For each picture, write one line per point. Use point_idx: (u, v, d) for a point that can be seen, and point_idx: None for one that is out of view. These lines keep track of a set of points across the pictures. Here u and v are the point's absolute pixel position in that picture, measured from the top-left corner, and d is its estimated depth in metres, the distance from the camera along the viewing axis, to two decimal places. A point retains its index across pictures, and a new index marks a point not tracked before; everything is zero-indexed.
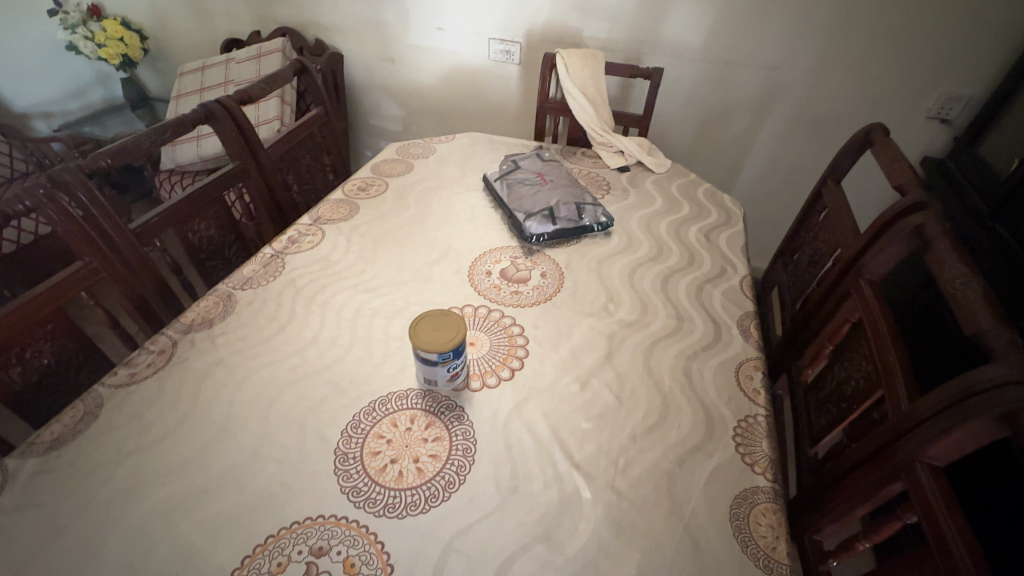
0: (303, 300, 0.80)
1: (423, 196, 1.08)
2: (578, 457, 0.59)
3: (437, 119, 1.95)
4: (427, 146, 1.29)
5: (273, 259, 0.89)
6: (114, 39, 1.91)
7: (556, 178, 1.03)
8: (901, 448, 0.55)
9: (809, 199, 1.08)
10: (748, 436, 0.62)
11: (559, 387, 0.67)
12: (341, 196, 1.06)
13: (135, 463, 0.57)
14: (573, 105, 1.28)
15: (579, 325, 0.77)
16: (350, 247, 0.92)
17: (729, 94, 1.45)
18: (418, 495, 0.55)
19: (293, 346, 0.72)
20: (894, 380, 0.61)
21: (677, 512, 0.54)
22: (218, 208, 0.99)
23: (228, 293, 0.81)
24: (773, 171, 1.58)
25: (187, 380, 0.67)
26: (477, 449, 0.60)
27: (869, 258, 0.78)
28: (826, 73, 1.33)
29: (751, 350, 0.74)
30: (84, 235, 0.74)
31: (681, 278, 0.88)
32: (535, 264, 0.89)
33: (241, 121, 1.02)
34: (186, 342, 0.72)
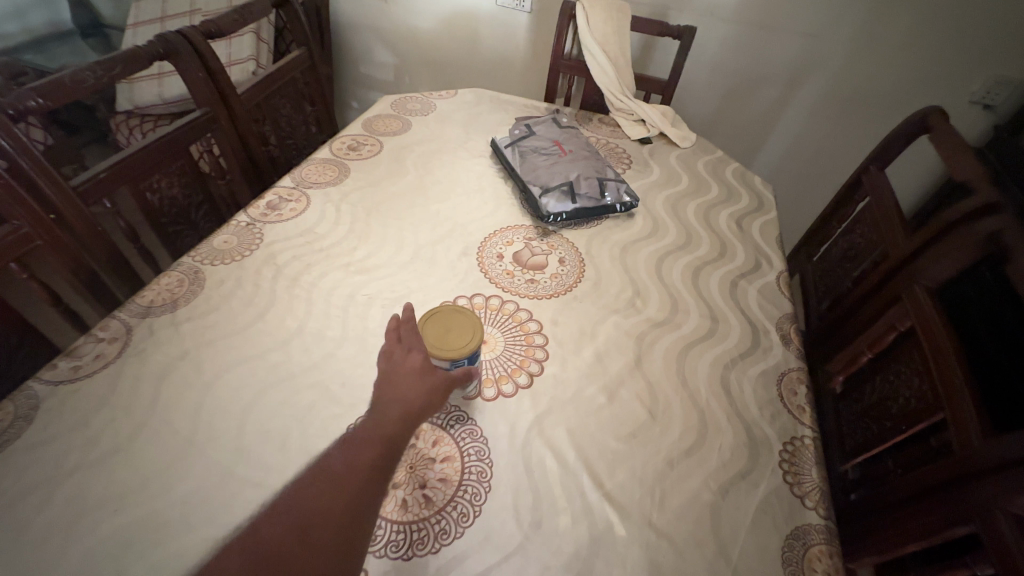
0: (285, 281, 0.69)
1: (422, 160, 0.95)
2: (610, 485, 0.51)
3: (433, 70, 1.77)
4: (426, 101, 1.14)
5: (249, 228, 0.76)
6: None
7: (575, 148, 0.91)
8: (978, 490, 0.48)
9: (846, 186, 0.99)
10: (795, 463, 0.56)
11: (584, 398, 0.59)
12: (328, 155, 0.93)
13: (80, 484, 0.47)
14: (592, 63, 1.14)
15: (604, 323, 0.68)
16: (340, 217, 0.80)
17: (760, 61, 1.34)
18: (426, 530, 0.47)
19: (274, 338, 0.62)
20: (961, 407, 0.55)
21: (722, 555, 0.48)
22: (182, 163, 0.84)
23: (195, 269, 0.69)
24: (794, 150, 1.49)
25: (145, 377, 0.56)
26: (494, 473, 0.51)
27: (927, 261, 0.70)
28: (867, 44, 1.22)
29: (793, 358, 0.67)
30: (10, 192, 0.60)
31: (713, 271, 0.79)
32: (552, 248, 0.79)
33: (209, 58, 0.86)
34: (144, 329, 0.60)
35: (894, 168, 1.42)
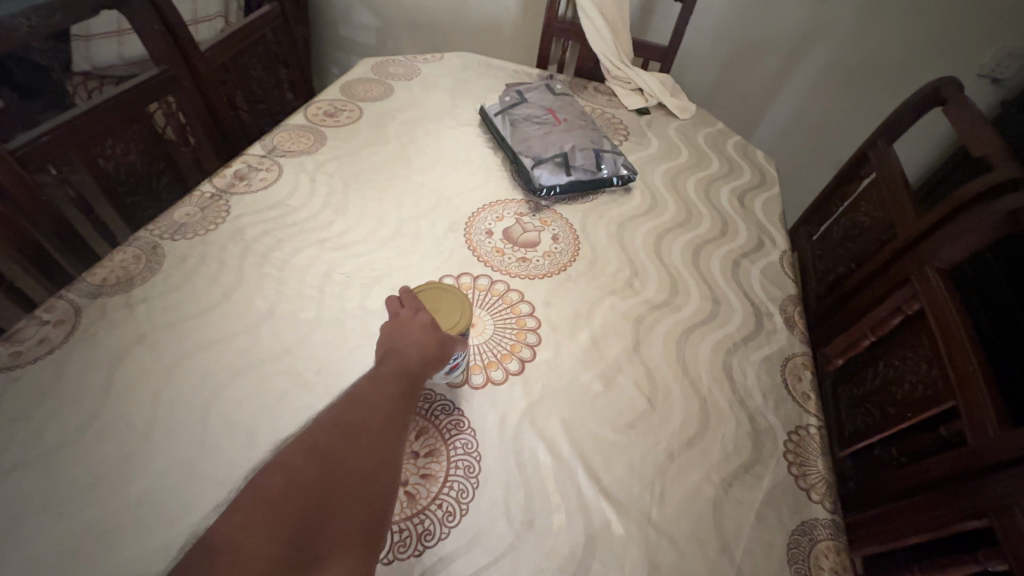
0: (253, 259, 0.63)
1: (406, 128, 0.88)
2: (606, 479, 0.48)
3: (418, 32, 1.67)
4: (409, 64, 1.06)
5: (214, 200, 0.69)
6: None
7: (570, 117, 0.85)
8: (994, 485, 0.46)
9: (852, 162, 0.94)
10: (801, 454, 0.53)
11: (579, 386, 0.55)
12: (303, 121, 0.85)
13: (18, 485, 0.42)
14: (588, 26, 1.07)
15: (600, 305, 0.64)
16: (315, 189, 0.74)
17: (763, 29, 1.28)
18: (408, 531, 0.43)
19: (240, 321, 0.56)
20: (974, 395, 0.52)
21: (726, 553, 0.45)
22: (138, 127, 0.76)
23: (153, 244, 0.62)
24: (794, 124, 1.45)
25: (94, 364, 0.50)
26: (482, 468, 0.47)
27: (939, 241, 0.66)
28: (875, 12, 1.17)
29: (797, 343, 0.64)
30: None
31: (714, 250, 0.75)
32: (545, 224, 0.74)
33: (166, 10, 0.78)
34: (95, 310, 0.55)
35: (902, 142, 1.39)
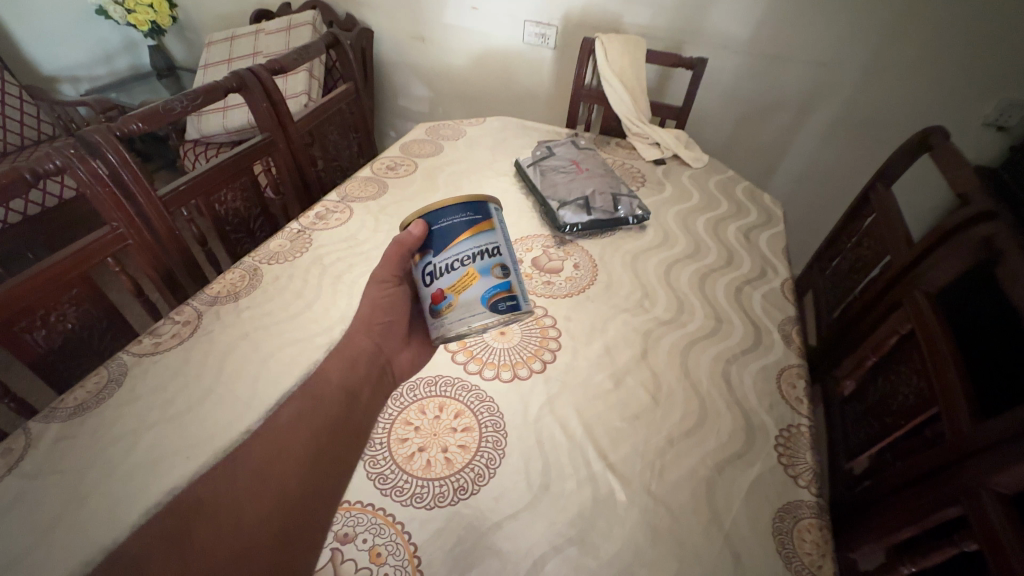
0: (329, 279, 0.78)
1: (452, 178, 1.05)
2: (613, 457, 0.57)
3: (464, 101, 1.93)
4: (457, 127, 1.26)
5: (300, 234, 0.87)
6: (144, 6, 1.99)
7: (592, 166, 0.99)
8: (964, 471, 0.51)
9: (854, 203, 1.02)
10: (791, 447, 0.59)
11: (594, 383, 0.65)
12: (369, 174, 1.04)
13: (158, 435, 0.56)
14: (609, 92, 1.24)
15: (614, 320, 0.74)
16: (378, 227, 0.90)
17: (772, 91, 1.46)
18: (446, 487, 0.53)
19: (319, 325, 0.71)
20: (953, 398, 0.57)
21: (716, 522, 0.52)
22: (245, 179, 0.97)
23: (254, 267, 0.79)
24: (809, 172, 1.59)
25: (212, 352, 0.65)
26: (508, 443, 0.57)
27: (924, 268, 0.73)
28: (876, 73, 1.33)
29: (794, 356, 0.71)
30: (113, 200, 0.73)
31: (719, 277, 0.84)
32: (568, 255, 0.86)
33: (273, 91, 1.00)
34: (211, 315, 0.70)
35: (900, 183, 1.53)
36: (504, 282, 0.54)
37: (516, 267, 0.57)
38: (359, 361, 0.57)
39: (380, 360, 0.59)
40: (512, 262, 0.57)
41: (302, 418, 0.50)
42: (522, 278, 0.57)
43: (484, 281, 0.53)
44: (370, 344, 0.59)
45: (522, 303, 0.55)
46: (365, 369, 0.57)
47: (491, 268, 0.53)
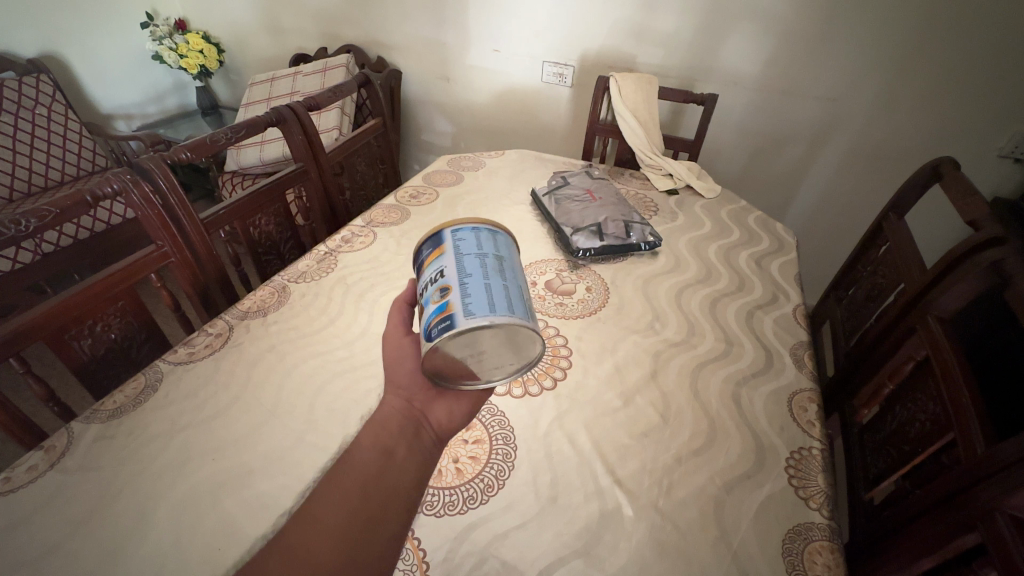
0: (352, 297, 0.83)
1: (471, 206, 1.10)
2: (621, 473, 0.57)
3: (485, 136, 2.02)
4: (477, 159, 1.33)
5: (326, 256, 0.92)
6: (195, 51, 2.18)
7: (605, 195, 1.03)
8: (979, 495, 0.50)
9: (867, 232, 1.03)
10: (801, 470, 0.59)
11: (603, 400, 0.66)
12: (393, 202, 1.10)
13: (188, 437, 0.59)
14: (623, 126, 1.29)
15: (624, 341, 0.76)
16: (400, 250, 0.95)
17: (783, 125, 1.50)
18: (457, 495, 0.54)
19: (341, 339, 0.74)
20: (966, 424, 0.56)
21: (724, 539, 0.52)
22: (278, 205, 1.04)
23: (283, 285, 0.84)
24: (825, 203, 1.61)
25: (241, 362, 0.69)
26: (517, 455, 0.59)
27: (934, 292, 0.72)
28: (886, 106, 1.36)
29: (806, 380, 0.71)
30: (160, 221, 0.79)
31: (730, 302, 0.85)
32: (580, 278, 0.89)
33: (308, 126, 1.08)
34: (242, 328, 0.75)
35: (913, 214, 1.54)
36: (442, 302, 0.44)
37: (472, 281, 0.44)
38: (389, 423, 0.48)
39: (414, 417, 0.49)
40: (470, 275, 0.44)
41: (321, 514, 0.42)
42: (475, 291, 0.43)
43: (424, 311, 0.45)
44: (399, 402, 0.50)
45: (458, 320, 0.41)
46: (396, 428, 0.48)
47: (431, 295, 0.45)
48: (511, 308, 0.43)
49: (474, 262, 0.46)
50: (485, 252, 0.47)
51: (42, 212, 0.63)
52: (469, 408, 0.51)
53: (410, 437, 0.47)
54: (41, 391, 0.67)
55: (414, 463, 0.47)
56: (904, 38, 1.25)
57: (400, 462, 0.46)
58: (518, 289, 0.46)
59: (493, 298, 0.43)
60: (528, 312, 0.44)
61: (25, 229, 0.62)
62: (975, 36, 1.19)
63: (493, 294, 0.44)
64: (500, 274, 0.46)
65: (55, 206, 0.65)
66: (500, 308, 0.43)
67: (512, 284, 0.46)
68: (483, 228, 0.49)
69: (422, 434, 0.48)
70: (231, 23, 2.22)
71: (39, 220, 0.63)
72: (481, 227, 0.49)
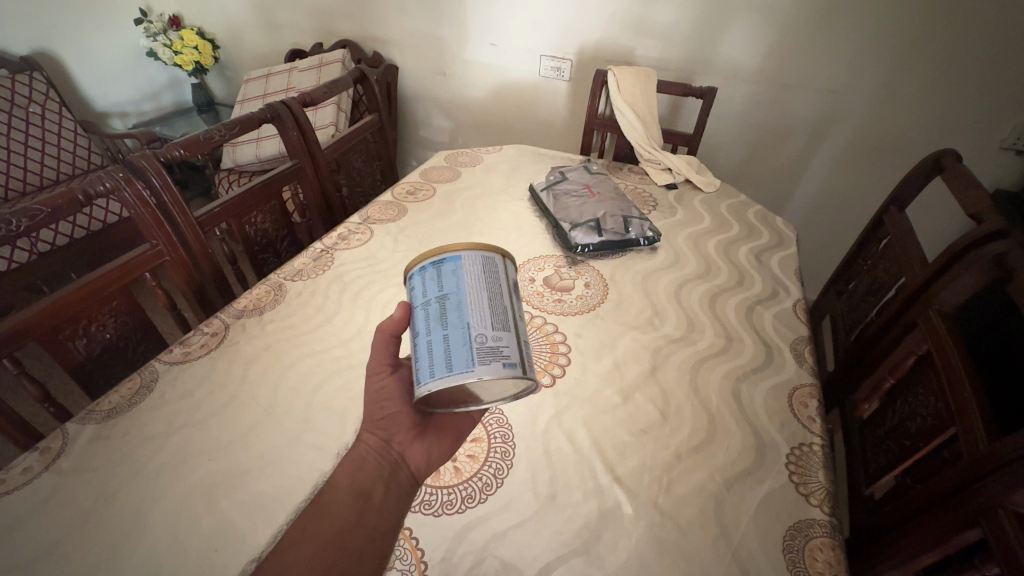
0: (349, 295, 0.82)
1: (469, 202, 1.10)
2: (620, 470, 0.57)
3: (483, 131, 2.01)
4: (475, 155, 1.32)
5: (323, 254, 0.91)
6: (189, 47, 2.16)
7: (604, 191, 1.02)
8: (981, 490, 0.49)
9: (868, 226, 1.02)
10: (802, 466, 0.59)
11: (602, 397, 0.66)
12: (390, 199, 1.09)
13: (184, 437, 0.59)
14: (622, 121, 1.28)
15: (624, 338, 0.75)
16: (397, 247, 0.94)
17: (784, 118, 1.49)
18: (455, 494, 0.54)
19: (337, 337, 0.74)
20: (969, 419, 0.55)
21: (724, 537, 0.51)
22: (274, 203, 1.03)
23: (279, 283, 0.84)
24: (825, 196, 1.60)
25: (237, 362, 0.69)
26: (515, 453, 0.58)
27: (935, 286, 0.71)
28: (887, 97, 1.35)
29: (806, 375, 0.70)
30: (154, 220, 0.79)
31: (729, 297, 0.85)
32: (579, 274, 0.88)
33: (303, 122, 1.07)
34: (238, 327, 0.74)
35: (914, 207, 1.53)
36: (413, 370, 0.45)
37: (418, 341, 0.44)
38: (365, 464, 0.48)
39: (390, 457, 0.49)
40: (418, 335, 0.44)
41: (295, 552, 0.41)
42: (420, 355, 0.43)
43: None
44: (376, 442, 0.49)
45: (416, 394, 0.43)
46: (373, 469, 0.48)
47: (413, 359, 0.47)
48: (449, 366, 0.41)
49: (421, 318, 0.44)
50: (431, 297, 0.45)
51: (32, 211, 0.62)
52: (446, 450, 0.52)
53: (387, 479, 0.47)
54: (36, 392, 0.67)
55: (392, 502, 0.47)
56: (905, 28, 1.24)
57: (379, 504, 0.45)
58: (463, 336, 0.42)
59: (433, 358, 0.42)
60: (470, 362, 0.40)
61: (17, 229, 0.61)
62: (975, 26, 1.18)
63: (433, 353, 0.42)
64: (442, 322, 0.43)
65: (47, 206, 0.64)
66: (437, 371, 0.41)
67: (454, 333, 0.42)
68: (433, 261, 0.46)
69: (399, 475, 0.48)
70: (226, 18, 2.20)
71: (30, 220, 0.62)
72: (428, 264, 0.47)
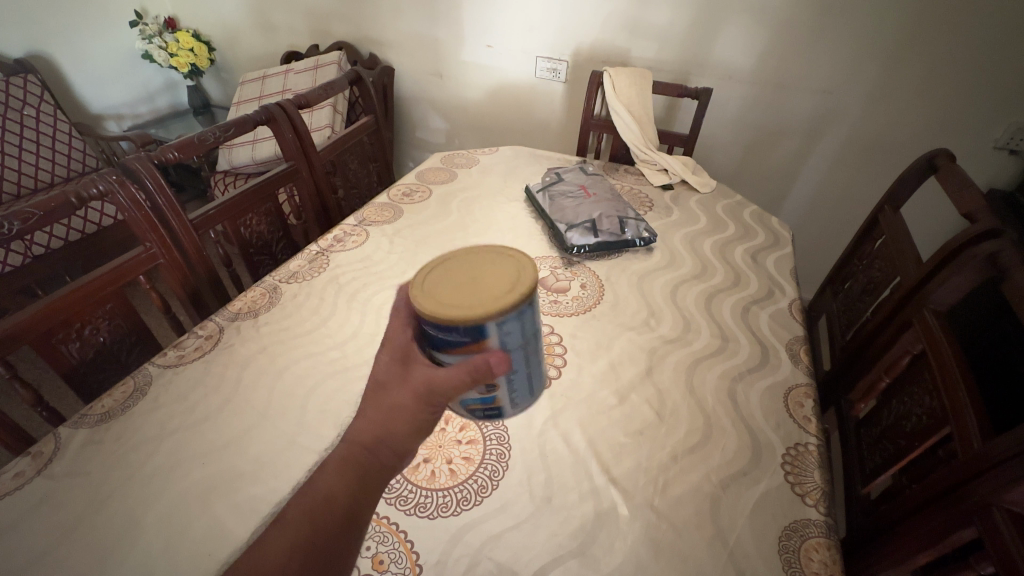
0: (345, 297, 0.82)
1: (465, 204, 1.09)
2: (615, 471, 0.57)
3: (480, 133, 2.01)
4: (471, 157, 1.32)
5: (318, 256, 0.91)
6: (185, 49, 2.16)
7: (599, 191, 1.02)
8: (976, 489, 0.49)
9: (863, 226, 1.02)
10: (797, 466, 0.59)
11: (598, 398, 0.66)
12: (386, 200, 1.09)
13: (178, 441, 0.58)
14: (618, 122, 1.28)
15: (619, 338, 0.75)
16: (393, 248, 0.94)
17: (779, 118, 1.49)
18: (451, 496, 0.54)
19: (332, 340, 0.73)
20: (963, 417, 0.55)
21: (720, 538, 0.51)
22: (269, 205, 1.02)
23: (274, 286, 0.83)
24: (821, 196, 1.60)
25: (232, 364, 0.69)
26: (511, 455, 0.58)
27: (929, 286, 0.71)
28: (881, 97, 1.35)
29: (802, 375, 0.70)
30: (148, 223, 0.79)
31: (725, 297, 0.85)
32: (575, 275, 0.88)
33: (298, 124, 1.07)
34: (232, 329, 0.74)
35: (909, 207, 1.54)
36: (489, 398, 0.44)
37: (516, 377, 0.44)
38: None
39: None
40: (516, 372, 0.43)
41: (268, 564, 0.35)
42: (518, 385, 0.45)
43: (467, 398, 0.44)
44: None
45: (506, 413, 0.47)
46: None
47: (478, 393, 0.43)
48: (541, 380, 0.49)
49: (519, 356, 0.42)
50: (523, 336, 0.42)
51: (25, 214, 0.62)
52: None
53: None
54: (29, 396, 0.66)
55: None
56: (899, 29, 1.24)
57: None
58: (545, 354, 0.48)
59: (533, 382, 0.47)
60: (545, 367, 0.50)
61: (9, 232, 0.61)
62: (968, 28, 1.19)
63: (532, 379, 0.46)
64: (536, 352, 0.45)
65: (40, 209, 0.64)
66: (536, 389, 0.48)
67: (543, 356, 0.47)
68: (511, 313, 0.38)
69: None
70: (221, 19, 2.20)
71: (23, 222, 0.62)
72: (523, 308, 0.39)
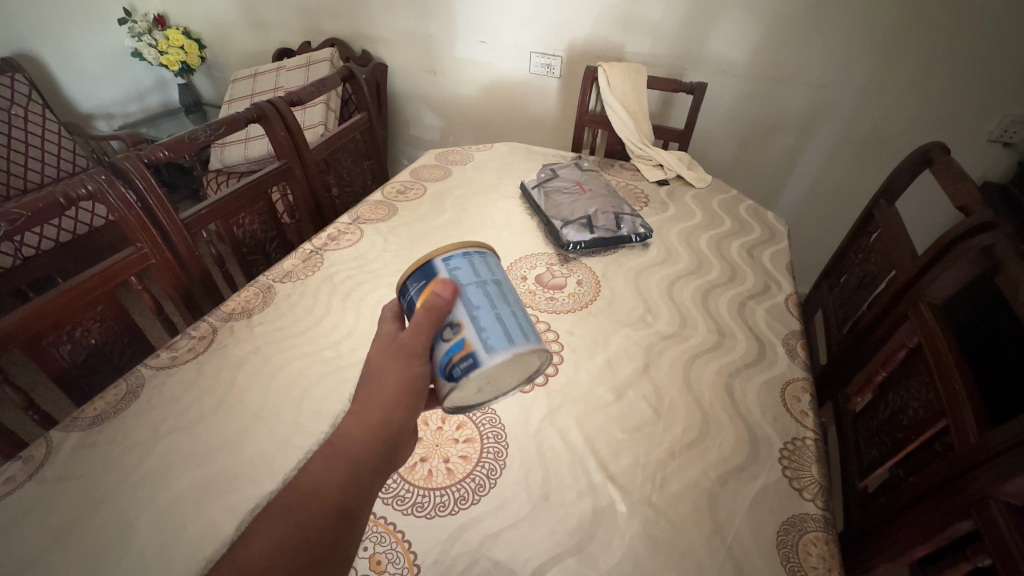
0: (339, 295, 0.81)
1: (460, 201, 1.09)
2: (613, 469, 0.57)
3: (474, 129, 2.00)
4: (465, 153, 1.31)
5: (313, 254, 0.90)
6: (175, 47, 2.13)
7: (594, 187, 1.01)
8: (973, 482, 0.49)
9: (858, 220, 1.02)
10: (795, 461, 0.59)
11: (595, 395, 0.65)
12: (380, 198, 1.08)
13: (171, 443, 0.58)
14: (613, 117, 1.27)
15: (616, 334, 0.75)
16: (387, 247, 0.93)
17: (773, 112, 1.49)
18: (448, 496, 0.53)
19: (327, 339, 0.73)
20: (960, 411, 0.55)
21: (718, 534, 0.51)
22: (262, 204, 1.01)
23: (268, 285, 0.83)
24: (816, 191, 1.60)
25: (226, 365, 0.68)
26: (509, 453, 0.58)
27: (925, 280, 0.71)
28: (875, 91, 1.36)
29: (798, 370, 0.70)
30: (139, 223, 0.78)
31: (722, 292, 0.85)
32: (571, 272, 0.88)
33: (290, 121, 1.06)
34: (226, 330, 0.73)
35: (904, 200, 1.54)
36: (457, 339, 0.42)
37: (480, 313, 0.44)
38: None
39: None
40: (479, 308, 0.44)
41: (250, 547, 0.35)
42: (486, 324, 0.43)
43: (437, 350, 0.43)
44: None
45: (482, 357, 0.41)
46: None
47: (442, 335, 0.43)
48: (527, 337, 0.45)
49: (478, 293, 0.45)
50: (483, 279, 0.47)
51: (13, 215, 0.61)
52: None
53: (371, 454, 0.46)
54: (20, 400, 0.66)
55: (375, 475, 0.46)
56: (892, 22, 1.24)
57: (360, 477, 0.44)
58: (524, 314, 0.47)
59: (507, 328, 0.44)
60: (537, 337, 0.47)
61: None
62: (962, 21, 1.19)
63: (505, 324, 0.44)
64: (504, 300, 0.46)
65: (28, 209, 0.62)
66: (517, 339, 0.43)
67: (520, 313, 0.46)
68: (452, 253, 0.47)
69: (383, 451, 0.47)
70: (212, 17, 2.18)
71: (10, 223, 0.60)
72: (470, 252, 0.48)
